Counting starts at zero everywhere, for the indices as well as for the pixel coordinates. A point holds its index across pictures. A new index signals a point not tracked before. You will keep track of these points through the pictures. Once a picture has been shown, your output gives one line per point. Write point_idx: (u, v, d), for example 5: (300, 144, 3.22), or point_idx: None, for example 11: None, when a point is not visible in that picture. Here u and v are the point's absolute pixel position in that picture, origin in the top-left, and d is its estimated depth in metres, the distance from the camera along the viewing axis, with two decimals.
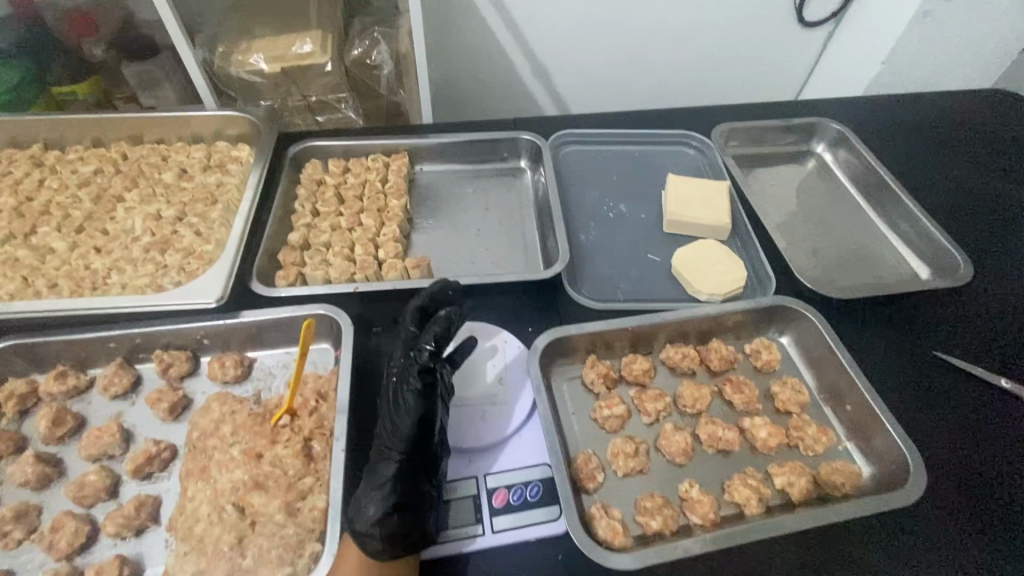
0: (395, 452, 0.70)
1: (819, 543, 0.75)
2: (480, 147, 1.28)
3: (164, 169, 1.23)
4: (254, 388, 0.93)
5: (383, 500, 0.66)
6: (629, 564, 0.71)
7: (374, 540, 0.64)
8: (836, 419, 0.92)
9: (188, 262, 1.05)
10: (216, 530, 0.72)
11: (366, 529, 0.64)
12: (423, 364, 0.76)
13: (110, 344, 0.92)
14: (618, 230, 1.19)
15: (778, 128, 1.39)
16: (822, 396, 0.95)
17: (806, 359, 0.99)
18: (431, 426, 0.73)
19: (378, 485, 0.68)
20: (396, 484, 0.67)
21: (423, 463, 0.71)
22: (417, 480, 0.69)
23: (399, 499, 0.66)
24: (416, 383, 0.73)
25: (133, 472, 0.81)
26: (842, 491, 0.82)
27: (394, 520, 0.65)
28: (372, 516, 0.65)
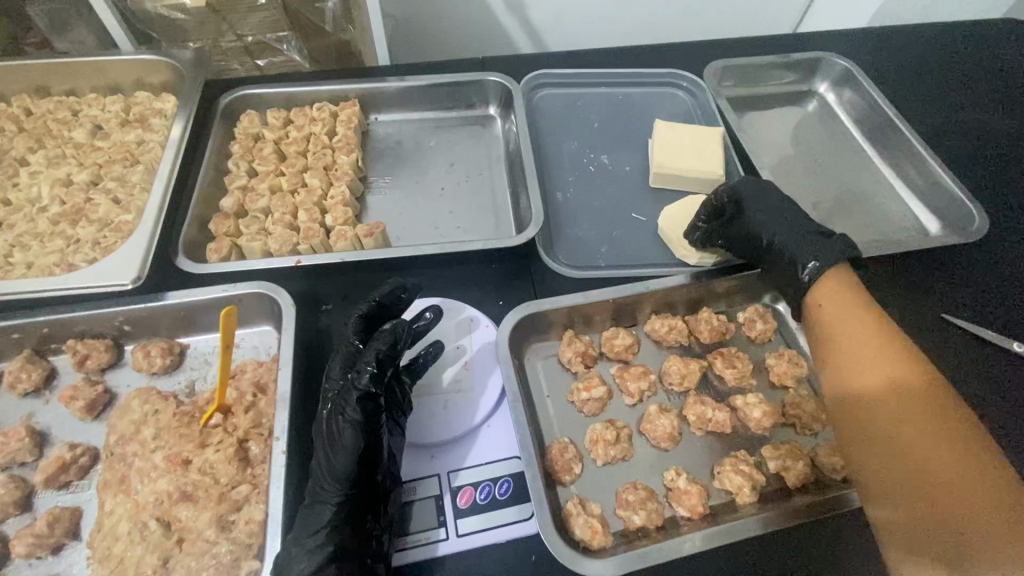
0: (333, 495, 0.62)
1: (816, 536, 0.69)
2: (443, 91, 1.12)
3: (75, 126, 1.05)
4: (187, 379, 0.82)
5: (320, 553, 0.58)
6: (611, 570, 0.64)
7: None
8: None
9: (104, 236, 0.91)
10: (137, 550, 0.63)
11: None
12: (362, 389, 0.65)
13: (14, 335, 0.79)
14: (599, 185, 1.06)
15: (777, 65, 1.24)
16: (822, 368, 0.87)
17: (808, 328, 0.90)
18: (374, 462, 0.64)
19: (313, 532, 0.60)
20: (333, 534, 0.60)
21: (368, 506, 0.62)
22: (362, 527, 0.61)
23: (338, 551, 0.59)
24: (352, 413, 0.64)
25: (46, 483, 0.71)
26: (841, 474, 0.75)
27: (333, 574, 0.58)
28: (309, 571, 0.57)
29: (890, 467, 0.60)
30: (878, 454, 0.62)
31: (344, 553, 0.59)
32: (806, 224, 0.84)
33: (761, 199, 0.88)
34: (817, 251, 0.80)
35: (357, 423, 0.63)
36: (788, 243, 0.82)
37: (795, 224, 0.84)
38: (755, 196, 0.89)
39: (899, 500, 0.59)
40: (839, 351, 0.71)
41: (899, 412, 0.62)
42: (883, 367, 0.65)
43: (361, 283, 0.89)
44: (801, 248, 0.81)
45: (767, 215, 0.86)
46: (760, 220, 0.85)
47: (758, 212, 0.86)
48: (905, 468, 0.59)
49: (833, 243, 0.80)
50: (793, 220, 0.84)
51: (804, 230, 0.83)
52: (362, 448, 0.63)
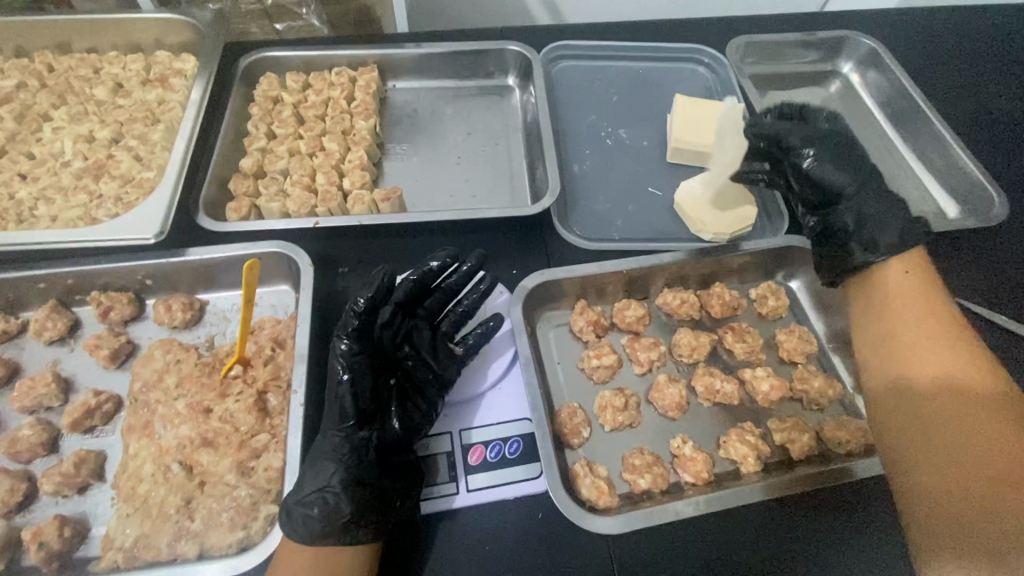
0: (331, 432, 0.65)
1: (816, 505, 0.71)
2: (461, 60, 1.12)
3: (96, 83, 1.06)
4: (207, 334, 0.83)
5: (314, 484, 0.62)
6: (616, 527, 0.66)
7: (298, 526, 0.60)
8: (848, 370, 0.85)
9: (126, 192, 0.92)
10: (160, 491, 0.65)
11: (292, 514, 0.60)
12: (359, 329, 0.67)
13: (40, 285, 0.81)
14: (616, 158, 1.05)
15: (801, 43, 1.22)
16: (833, 345, 0.88)
17: (820, 305, 0.91)
18: (367, 404, 0.66)
19: (307, 466, 0.64)
20: (327, 468, 0.63)
21: (359, 446, 0.65)
22: (352, 465, 0.63)
23: (329, 485, 0.62)
24: (347, 352, 0.66)
25: (72, 426, 0.74)
26: (846, 449, 0.76)
27: (320, 506, 0.60)
28: (301, 499, 0.61)
29: (944, 469, 0.57)
30: (935, 452, 0.58)
31: (333, 487, 0.62)
32: (876, 188, 0.74)
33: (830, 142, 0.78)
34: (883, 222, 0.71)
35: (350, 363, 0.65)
36: (867, 197, 0.74)
37: (860, 185, 0.75)
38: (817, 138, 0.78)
39: (944, 502, 0.56)
40: (901, 341, 0.66)
41: (972, 420, 0.58)
42: (961, 372, 0.61)
43: (377, 247, 0.90)
44: (877, 203, 0.73)
45: (831, 166, 0.76)
46: (822, 166, 0.76)
47: (822, 159, 0.77)
48: (963, 479, 0.56)
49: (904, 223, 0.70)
50: (861, 184, 0.75)
51: (873, 195, 0.74)
52: (355, 387, 0.65)
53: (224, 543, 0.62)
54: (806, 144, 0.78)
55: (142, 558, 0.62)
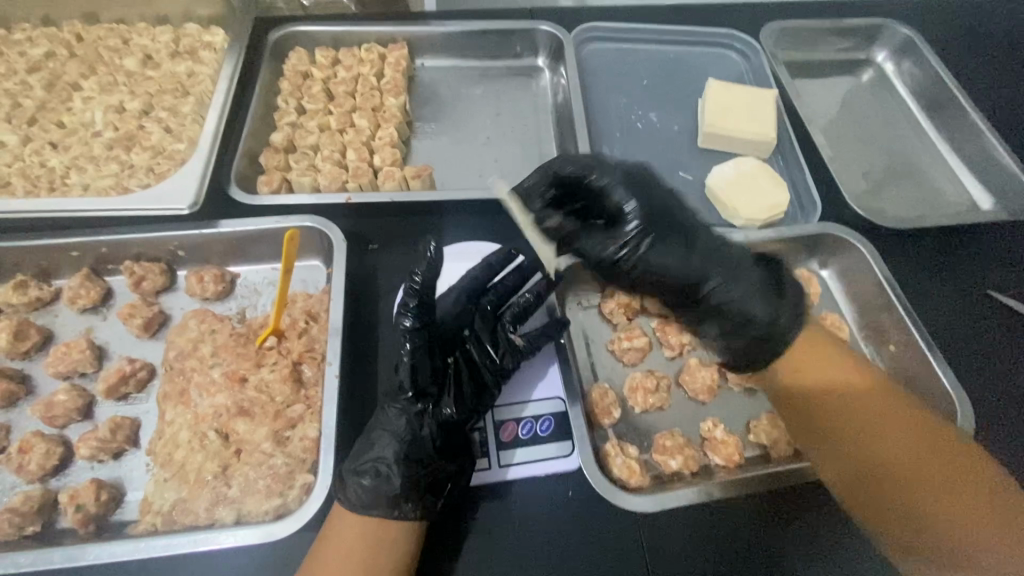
0: (390, 406, 0.67)
1: None
2: (491, 39, 1.10)
3: (125, 54, 1.05)
4: (238, 306, 0.83)
5: (369, 454, 0.64)
6: (650, 507, 0.68)
7: (351, 494, 0.62)
8: (877, 358, 0.86)
9: (157, 163, 0.92)
10: (198, 457, 0.66)
11: (346, 482, 0.62)
12: (422, 304, 0.67)
13: (73, 253, 0.82)
14: (646, 142, 1.04)
15: (835, 30, 1.20)
16: (863, 335, 0.89)
17: (851, 294, 0.91)
18: (425, 380, 0.66)
19: (365, 437, 0.66)
20: (383, 440, 0.64)
21: (415, 421, 0.65)
22: (406, 439, 0.64)
23: (382, 456, 0.63)
24: (409, 329, 0.66)
25: (107, 392, 0.74)
26: None
27: (373, 476, 0.62)
28: (356, 468, 0.63)
29: (881, 496, 0.63)
30: (870, 485, 0.64)
31: (387, 459, 0.63)
32: (705, 258, 0.71)
33: (655, 199, 0.73)
34: (752, 294, 0.69)
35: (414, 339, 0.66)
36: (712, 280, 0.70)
37: (697, 253, 0.70)
38: (645, 197, 0.72)
39: (896, 526, 0.62)
40: (813, 363, 0.69)
41: (889, 442, 0.64)
42: (869, 405, 0.67)
43: (407, 224, 0.89)
44: (746, 292, 0.69)
45: (671, 249, 0.71)
46: (660, 246, 0.71)
47: (665, 232, 0.71)
48: (896, 487, 0.62)
49: (743, 297, 0.69)
50: (681, 254, 0.70)
51: (725, 267, 0.70)
52: (416, 363, 0.66)
53: (261, 510, 0.63)
54: (652, 219, 0.71)
55: (180, 521, 0.63)
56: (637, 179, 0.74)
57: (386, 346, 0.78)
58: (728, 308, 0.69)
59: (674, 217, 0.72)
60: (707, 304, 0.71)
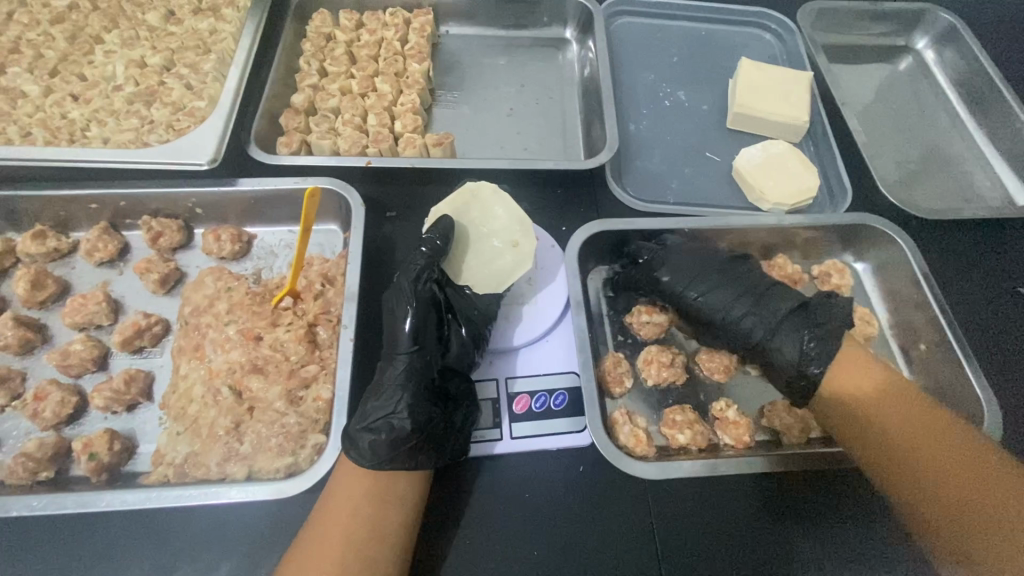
0: (396, 361, 0.65)
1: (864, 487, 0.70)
2: (519, 7, 1.07)
3: (148, 9, 1.04)
4: (254, 267, 0.83)
5: (379, 410, 0.62)
6: (655, 475, 0.66)
7: (364, 451, 0.60)
8: (906, 359, 0.82)
9: (177, 120, 0.91)
10: (211, 412, 0.66)
11: (357, 440, 0.60)
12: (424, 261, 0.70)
13: (92, 206, 0.81)
14: (674, 120, 1.02)
15: (875, 13, 1.15)
16: (893, 333, 0.84)
17: (884, 289, 0.86)
18: (432, 332, 0.67)
19: (374, 393, 0.63)
20: (394, 394, 0.63)
21: (424, 374, 0.64)
22: (418, 391, 0.63)
23: (394, 410, 0.61)
24: (415, 280, 0.68)
25: (122, 345, 0.74)
26: None
27: (387, 431, 0.60)
28: (367, 425, 0.61)
29: (951, 510, 0.59)
30: (927, 482, 0.61)
31: (399, 413, 0.61)
32: (763, 305, 0.74)
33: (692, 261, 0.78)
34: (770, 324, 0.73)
35: (419, 290, 0.68)
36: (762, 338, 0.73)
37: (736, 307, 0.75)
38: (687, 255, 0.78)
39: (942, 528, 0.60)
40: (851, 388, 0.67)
41: (910, 427, 0.64)
42: (875, 394, 0.66)
43: (427, 192, 0.88)
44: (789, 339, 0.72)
45: (715, 290, 0.76)
46: (708, 293, 0.76)
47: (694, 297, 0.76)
48: (953, 509, 0.59)
49: (796, 354, 0.71)
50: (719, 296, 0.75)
51: (774, 319, 0.73)
52: (423, 316, 0.67)
53: (272, 467, 0.63)
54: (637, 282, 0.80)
55: (191, 474, 0.63)
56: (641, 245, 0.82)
57: None
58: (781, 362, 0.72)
59: (677, 258, 0.78)
60: (759, 353, 0.74)
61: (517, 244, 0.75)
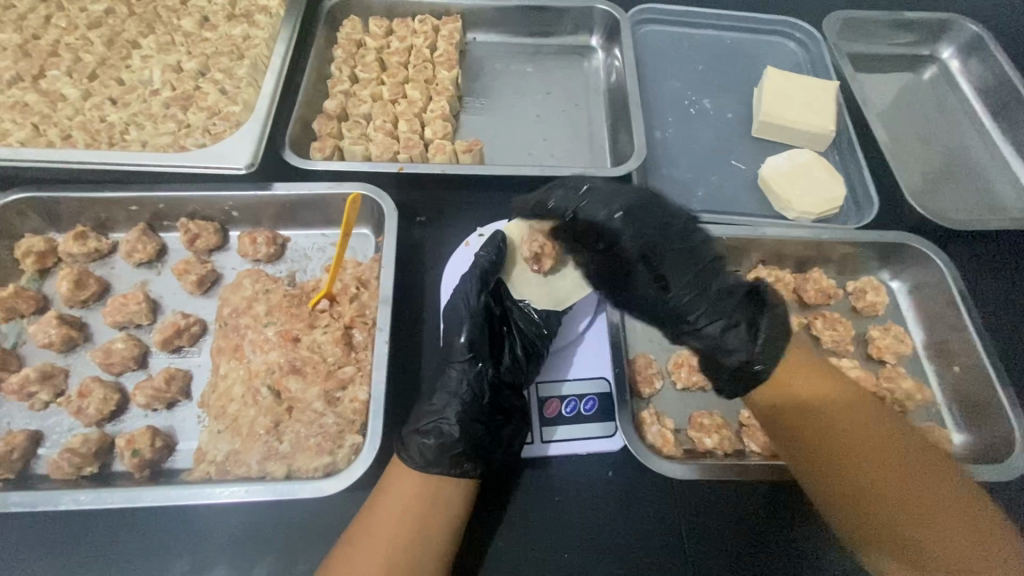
0: (449, 370, 0.67)
1: None
2: (546, 15, 1.09)
3: (183, 15, 1.06)
4: (289, 269, 0.84)
5: (431, 416, 0.64)
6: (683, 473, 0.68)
7: (413, 454, 0.63)
8: (940, 381, 0.82)
9: (213, 124, 0.93)
10: (250, 411, 0.68)
11: (408, 442, 0.63)
12: (477, 277, 0.71)
13: (131, 207, 0.83)
14: (699, 128, 1.02)
15: (900, 22, 1.16)
16: (927, 353, 0.84)
17: (919, 309, 0.87)
18: (486, 346, 0.68)
19: (429, 399, 0.66)
20: (446, 402, 0.65)
21: (475, 385, 0.66)
22: (468, 400, 0.65)
23: (443, 417, 0.64)
24: (472, 294, 0.70)
25: (162, 344, 0.76)
26: None
27: (435, 436, 0.63)
28: (418, 427, 0.64)
29: (895, 519, 0.57)
30: (865, 488, 0.59)
31: (449, 419, 0.64)
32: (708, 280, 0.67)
33: (630, 198, 0.70)
34: (727, 312, 0.66)
35: (473, 305, 0.69)
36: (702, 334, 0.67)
37: (686, 277, 0.67)
38: (632, 198, 0.70)
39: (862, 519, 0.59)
40: (795, 378, 0.65)
41: (864, 439, 0.61)
42: (818, 382, 0.65)
43: (457, 197, 0.90)
44: (735, 342, 0.65)
45: (691, 290, 0.67)
46: (676, 286, 0.67)
47: (666, 270, 0.68)
48: (890, 513, 0.58)
49: (744, 348, 0.65)
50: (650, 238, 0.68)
51: (724, 308, 0.66)
52: (478, 331, 0.68)
53: (311, 467, 0.64)
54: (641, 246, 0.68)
55: (233, 472, 0.65)
56: (587, 191, 0.71)
57: (432, 313, 0.79)
58: (704, 346, 0.68)
59: (613, 191, 0.71)
60: (687, 329, 0.68)
61: (575, 270, 0.78)
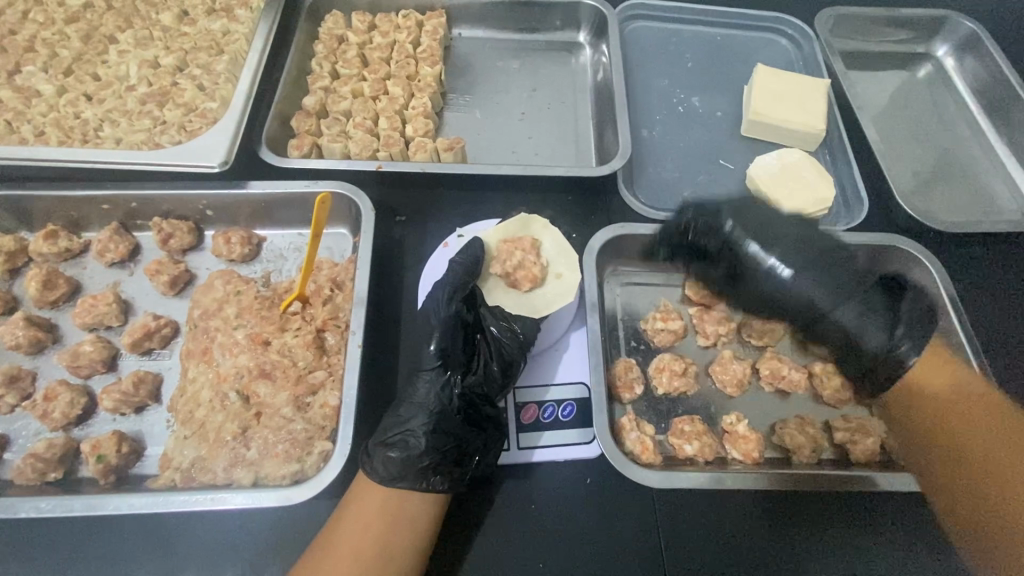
0: (417, 379, 0.65)
1: (876, 512, 0.68)
2: (532, 11, 1.06)
3: (162, 9, 1.04)
4: (264, 270, 0.83)
5: (397, 427, 0.63)
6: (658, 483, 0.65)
7: (377, 465, 0.61)
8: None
9: (189, 121, 0.91)
10: (218, 417, 0.66)
11: (372, 454, 0.62)
12: (450, 284, 0.69)
13: (104, 206, 0.82)
14: (687, 127, 1.00)
15: (894, 19, 1.13)
16: None
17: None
18: (457, 353, 0.66)
19: (397, 409, 0.64)
20: (414, 413, 0.63)
21: (442, 394, 0.64)
22: (434, 411, 0.63)
23: (409, 429, 0.62)
24: (443, 301, 0.67)
25: (131, 346, 0.74)
26: None
27: (399, 449, 0.61)
28: (383, 439, 0.62)
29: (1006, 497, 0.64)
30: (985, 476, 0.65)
31: (414, 431, 0.62)
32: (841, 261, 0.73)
33: (777, 225, 0.76)
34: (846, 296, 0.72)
35: (443, 313, 0.66)
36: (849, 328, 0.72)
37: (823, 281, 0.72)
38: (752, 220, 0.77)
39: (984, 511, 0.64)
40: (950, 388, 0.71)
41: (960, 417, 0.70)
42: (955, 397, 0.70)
43: (437, 197, 0.88)
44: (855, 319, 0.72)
45: (809, 280, 0.72)
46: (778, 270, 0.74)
47: (803, 273, 0.72)
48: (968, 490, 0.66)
49: (855, 325, 0.72)
50: (798, 235, 0.75)
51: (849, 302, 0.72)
52: (446, 340, 0.65)
53: (278, 474, 0.63)
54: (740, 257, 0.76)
55: (198, 479, 0.63)
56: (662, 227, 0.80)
57: (408, 315, 0.78)
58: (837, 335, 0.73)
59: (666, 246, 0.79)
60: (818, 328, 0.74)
61: (559, 275, 0.76)
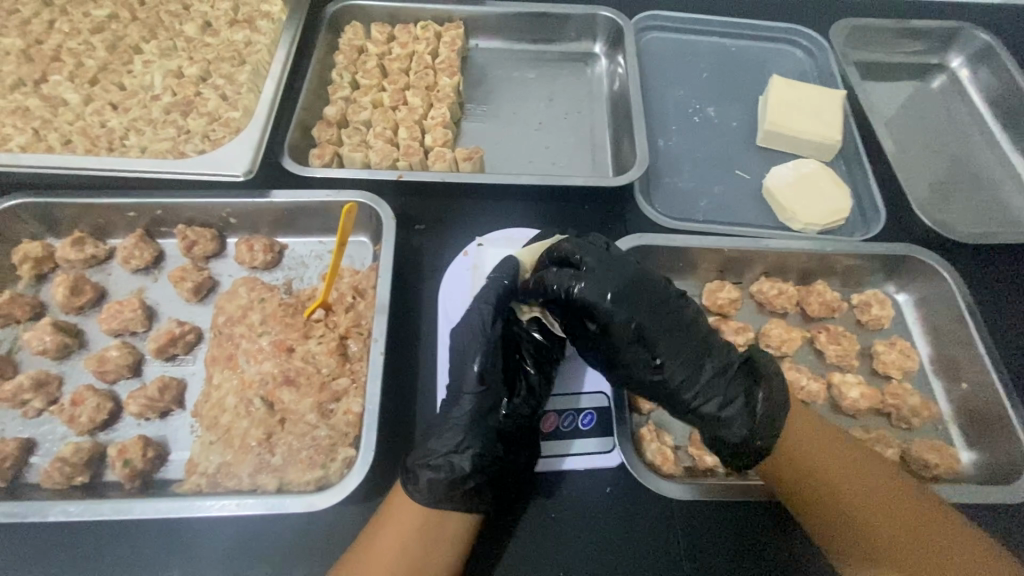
0: (459, 399, 0.64)
1: None
2: (550, 22, 1.08)
3: (186, 20, 1.06)
4: (286, 277, 0.84)
5: (440, 448, 0.62)
6: (680, 494, 0.67)
7: (422, 487, 0.61)
8: (946, 397, 0.80)
9: (212, 130, 0.93)
10: (243, 422, 0.67)
11: (416, 475, 0.61)
12: (493, 303, 0.67)
13: (129, 213, 0.83)
14: (702, 137, 1.01)
15: (908, 31, 1.14)
16: (933, 369, 0.82)
17: (925, 323, 0.85)
18: (500, 375, 0.65)
19: (439, 431, 0.63)
20: (458, 435, 0.63)
21: (486, 415, 0.64)
22: (478, 431, 0.63)
23: (454, 450, 0.62)
24: (485, 321, 0.66)
25: (156, 352, 0.75)
26: (933, 473, 0.73)
27: (446, 471, 0.61)
28: (427, 461, 0.62)
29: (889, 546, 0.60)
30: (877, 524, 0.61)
31: (460, 453, 0.62)
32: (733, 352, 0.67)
33: (616, 276, 0.65)
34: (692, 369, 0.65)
35: (489, 335, 0.65)
36: (682, 388, 0.65)
37: (650, 334, 0.64)
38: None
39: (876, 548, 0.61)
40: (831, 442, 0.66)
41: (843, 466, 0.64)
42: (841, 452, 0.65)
43: (456, 206, 0.89)
44: (689, 375, 0.64)
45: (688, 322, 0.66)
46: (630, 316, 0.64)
47: (636, 322, 0.64)
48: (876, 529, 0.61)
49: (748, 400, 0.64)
50: (635, 307, 0.64)
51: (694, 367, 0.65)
52: (492, 362, 0.65)
53: (303, 480, 0.64)
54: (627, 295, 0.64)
55: (223, 485, 0.64)
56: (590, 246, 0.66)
57: (429, 324, 0.78)
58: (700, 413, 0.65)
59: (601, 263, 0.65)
60: (683, 399, 0.65)
61: None
